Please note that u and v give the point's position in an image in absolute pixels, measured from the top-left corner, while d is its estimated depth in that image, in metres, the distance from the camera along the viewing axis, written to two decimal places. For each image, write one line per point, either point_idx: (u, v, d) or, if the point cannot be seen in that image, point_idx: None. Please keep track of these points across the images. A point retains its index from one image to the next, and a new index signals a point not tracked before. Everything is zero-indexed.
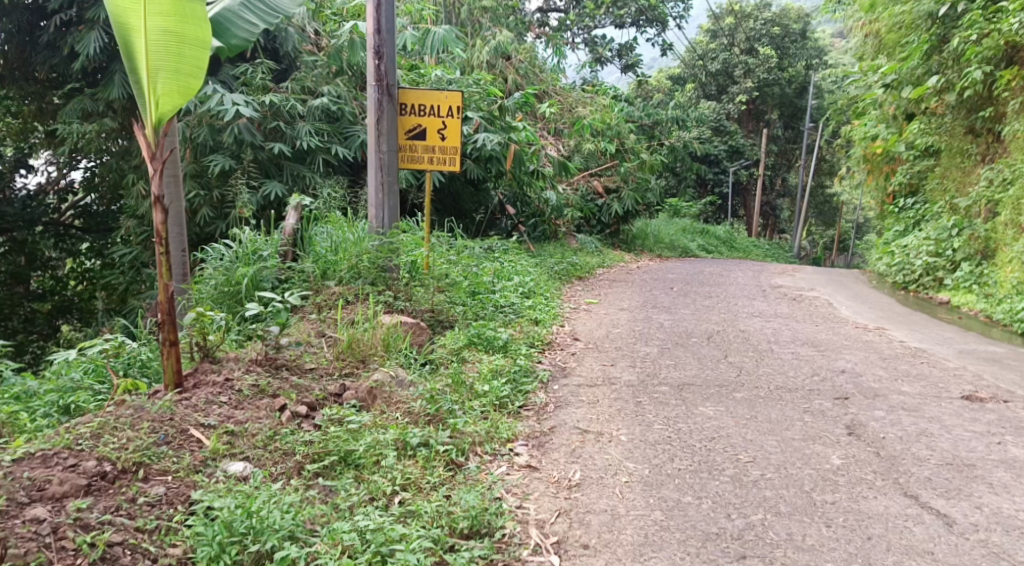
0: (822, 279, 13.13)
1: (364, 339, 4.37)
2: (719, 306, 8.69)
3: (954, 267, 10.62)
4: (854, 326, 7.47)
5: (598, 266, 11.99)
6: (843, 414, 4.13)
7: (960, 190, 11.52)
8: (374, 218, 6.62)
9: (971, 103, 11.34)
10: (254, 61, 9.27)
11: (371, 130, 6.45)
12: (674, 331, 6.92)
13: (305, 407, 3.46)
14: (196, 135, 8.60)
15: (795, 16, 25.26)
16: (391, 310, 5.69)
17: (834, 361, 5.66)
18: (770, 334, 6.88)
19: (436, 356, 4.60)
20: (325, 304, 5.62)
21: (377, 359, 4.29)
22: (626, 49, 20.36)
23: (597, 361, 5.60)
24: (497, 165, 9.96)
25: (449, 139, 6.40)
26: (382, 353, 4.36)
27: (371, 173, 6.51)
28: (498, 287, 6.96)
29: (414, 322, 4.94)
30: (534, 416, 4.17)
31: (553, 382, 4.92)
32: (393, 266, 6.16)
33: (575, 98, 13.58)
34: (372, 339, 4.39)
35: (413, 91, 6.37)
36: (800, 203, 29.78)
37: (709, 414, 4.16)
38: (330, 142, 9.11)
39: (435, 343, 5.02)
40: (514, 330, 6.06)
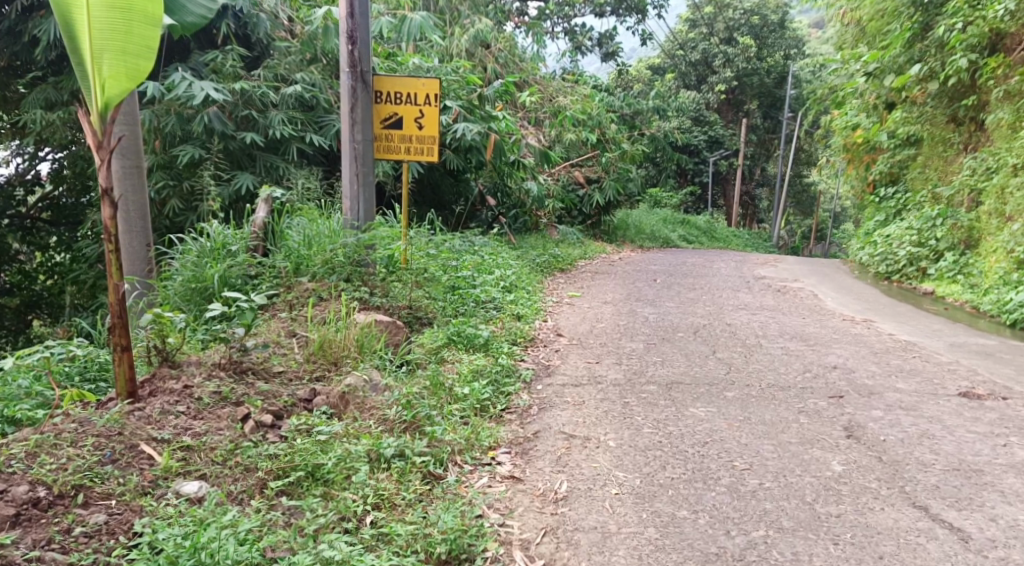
0: (804, 269, 13.03)
1: (336, 340, 4.12)
2: (704, 299, 8.53)
3: (938, 257, 10.52)
4: (841, 319, 7.33)
5: (580, 258, 11.80)
6: (840, 415, 3.96)
7: (943, 178, 11.47)
8: (349, 211, 6.36)
9: (954, 93, 11.22)
10: (225, 47, 8.89)
11: (345, 119, 6.17)
12: (659, 325, 6.73)
13: (271, 415, 3.21)
14: (164, 124, 8.23)
15: (775, 5, 25.16)
16: (367, 307, 5.45)
17: (825, 356, 5.50)
18: (757, 328, 6.71)
19: (413, 357, 4.37)
20: (295, 303, 5.35)
21: (351, 361, 4.04)
22: (606, 38, 20.30)
23: (581, 358, 5.41)
24: (477, 155, 9.71)
25: (427, 128, 6.14)
26: (355, 354, 4.10)
27: (345, 164, 6.23)
28: (478, 280, 6.73)
29: (390, 321, 4.65)
30: (516, 419, 3.96)
31: (537, 382, 4.71)
32: (369, 261, 5.91)
33: (556, 87, 13.35)
34: (346, 339, 4.14)
35: (388, 78, 6.13)
36: (779, 192, 29.79)
37: (701, 416, 3.97)
38: (303, 131, 8.81)
39: (413, 342, 4.77)
40: (495, 326, 5.83)
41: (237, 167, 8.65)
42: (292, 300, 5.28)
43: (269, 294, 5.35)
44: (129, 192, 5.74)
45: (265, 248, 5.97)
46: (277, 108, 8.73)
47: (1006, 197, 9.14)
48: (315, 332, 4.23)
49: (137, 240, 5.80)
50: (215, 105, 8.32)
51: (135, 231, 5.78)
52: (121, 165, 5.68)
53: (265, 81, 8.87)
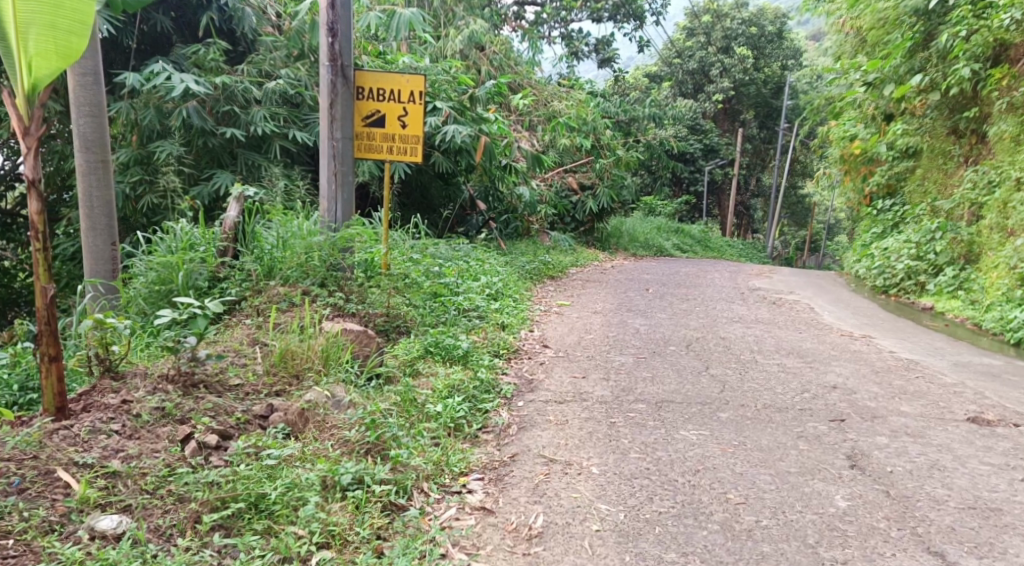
0: (799, 281, 12.83)
1: (299, 351, 3.82)
2: (697, 310, 8.26)
3: (937, 271, 10.25)
4: (839, 334, 7.06)
5: (571, 265, 11.52)
6: (842, 440, 3.68)
7: (942, 192, 11.26)
8: (326, 211, 6.05)
9: (954, 104, 11.05)
10: (208, 40, 8.64)
11: (324, 115, 5.85)
12: (650, 338, 6.44)
13: (215, 436, 2.94)
14: (142, 117, 7.90)
15: (773, 16, 24.98)
16: (340, 313, 5.17)
17: (822, 374, 5.23)
18: (752, 342, 6.44)
19: (385, 370, 4.07)
20: (261, 309, 5.04)
21: (312, 373, 3.75)
22: (603, 43, 20.02)
23: (567, 372, 5.12)
24: (467, 158, 9.39)
25: (410, 127, 5.89)
26: (319, 366, 3.81)
27: (323, 161, 5.91)
28: (462, 287, 6.43)
29: (360, 330, 4.28)
30: (492, 440, 3.65)
31: (517, 398, 4.41)
32: (345, 266, 5.64)
33: (551, 91, 13.09)
34: (310, 347, 3.84)
35: (371, 74, 5.85)
36: (774, 203, 29.60)
37: (692, 440, 3.68)
38: (287, 128, 8.53)
39: (386, 353, 4.47)
40: (476, 336, 5.53)
41: (217, 165, 8.34)
42: (261, 306, 5.00)
43: (234, 299, 5.06)
44: (92, 188, 5.43)
45: (236, 249, 5.64)
46: (260, 104, 8.41)
47: (1009, 212, 8.91)
48: (277, 341, 3.95)
49: (100, 238, 5.48)
50: (195, 100, 8.01)
51: (99, 228, 5.46)
52: (83, 160, 5.38)
53: (248, 76, 8.56)
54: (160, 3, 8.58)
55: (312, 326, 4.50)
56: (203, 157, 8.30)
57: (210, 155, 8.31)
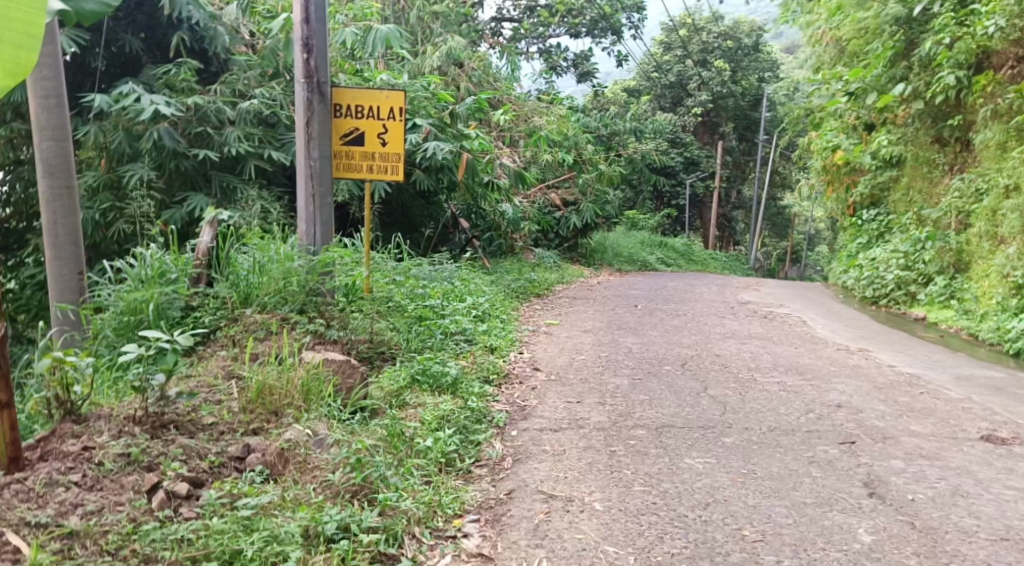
0: (787, 293, 12.73)
1: (277, 386, 3.57)
2: (689, 326, 8.10)
3: (927, 281, 10.16)
4: (835, 348, 6.91)
5: (557, 282, 11.34)
6: (857, 465, 3.49)
7: (927, 201, 11.21)
8: (304, 234, 5.80)
9: (937, 113, 11.06)
10: (180, 60, 8.43)
11: (301, 134, 5.64)
12: (644, 357, 6.25)
13: (187, 484, 2.72)
14: (112, 140, 7.71)
15: (748, 30, 25.18)
16: (321, 341, 4.94)
17: (823, 392, 5.06)
18: (747, 359, 6.27)
19: (370, 403, 3.86)
20: (236, 340, 4.79)
21: (292, 409, 3.49)
22: (582, 58, 20.02)
23: (561, 397, 4.90)
24: (449, 175, 9.22)
25: (391, 144, 5.70)
26: (300, 401, 3.56)
27: (300, 182, 5.68)
28: (448, 309, 6.22)
29: (343, 360, 4.07)
30: (487, 476, 3.43)
31: (511, 427, 4.19)
32: (327, 291, 5.41)
33: (532, 107, 12.97)
34: (289, 380, 3.59)
35: (349, 90, 5.69)
36: (756, 215, 29.69)
37: (699, 469, 3.47)
38: (263, 148, 8.30)
39: (370, 384, 4.24)
40: (465, 361, 5.30)
41: (191, 187, 8.11)
42: (237, 335, 4.77)
43: (207, 329, 4.82)
44: (57, 214, 5.17)
45: (209, 276, 5.44)
46: (233, 124, 8.22)
47: (998, 219, 8.84)
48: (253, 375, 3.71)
49: (66, 267, 5.22)
50: (166, 121, 7.80)
51: (65, 257, 5.20)
52: (48, 185, 5.13)
53: (222, 96, 8.33)
54: (129, 23, 8.46)
55: (291, 357, 4.26)
56: (177, 180, 8.08)
57: (182, 178, 8.10)
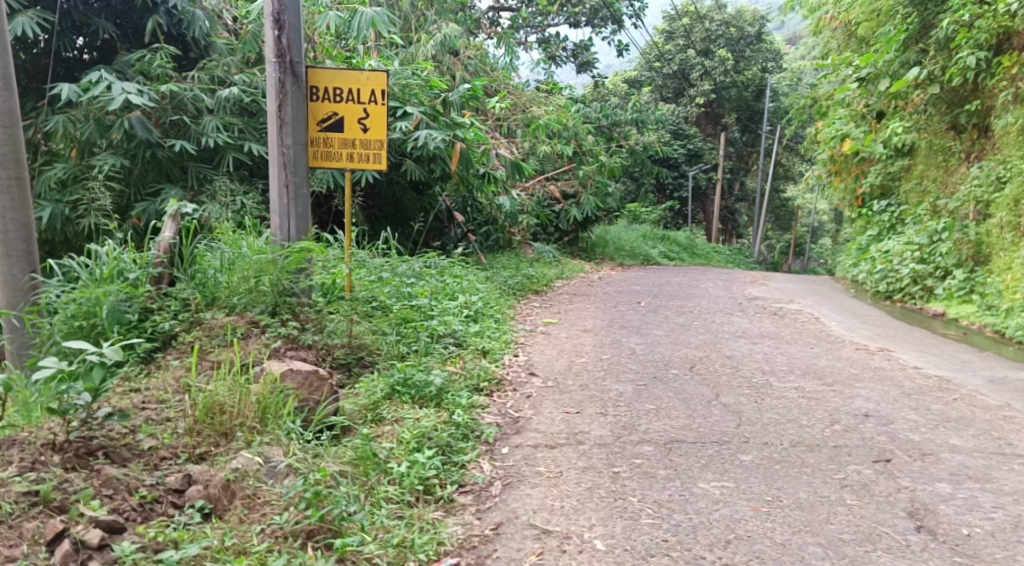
0: (795, 287, 12.27)
1: (228, 404, 3.11)
2: (696, 325, 7.64)
3: (945, 275, 9.68)
4: (853, 348, 6.44)
5: (557, 278, 10.89)
6: (897, 489, 3.05)
7: (943, 190, 10.71)
8: (279, 229, 5.31)
9: (952, 98, 10.66)
10: (155, 46, 7.94)
11: (272, 119, 5.16)
12: (648, 360, 5.80)
13: (100, 532, 2.34)
14: (83, 132, 7.25)
15: (751, 19, 24.58)
16: (294, 346, 4.52)
17: (846, 399, 4.60)
18: (760, 361, 5.81)
19: (335, 421, 3.39)
20: (198, 348, 4.32)
21: (243, 431, 3.04)
22: (582, 48, 19.52)
23: (558, 407, 4.45)
24: (441, 166, 8.74)
25: (372, 130, 5.34)
26: (255, 421, 3.10)
27: (274, 172, 5.20)
28: (436, 310, 5.77)
29: (310, 370, 3.57)
30: (472, 505, 2.98)
31: (501, 444, 3.76)
32: (306, 292, 4.96)
33: (530, 97, 12.47)
34: (243, 398, 3.12)
35: (325, 72, 5.25)
36: (759, 208, 29.21)
37: (715, 496, 3.01)
38: (243, 141, 7.82)
39: (342, 399, 3.79)
40: (453, 367, 4.85)
41: (166, 180, 7.66)
42: (196, 342, 4.32)
43: (153, 343, 4.36)
44: (5, 208, 4.70)
45: (172, 275, 4.91)
46: (212, 113, 7.76)
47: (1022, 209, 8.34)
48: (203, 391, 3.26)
49: (16, 265, 4.76)
50: (139, 110, 7.32)
51: (15, 255, 4.74)
52: None
53: (201, 84, 7.85)
54: (104, 8, 7.92)
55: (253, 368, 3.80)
56: (150, 171, 7.62)
57: (158, 170, 7.64)
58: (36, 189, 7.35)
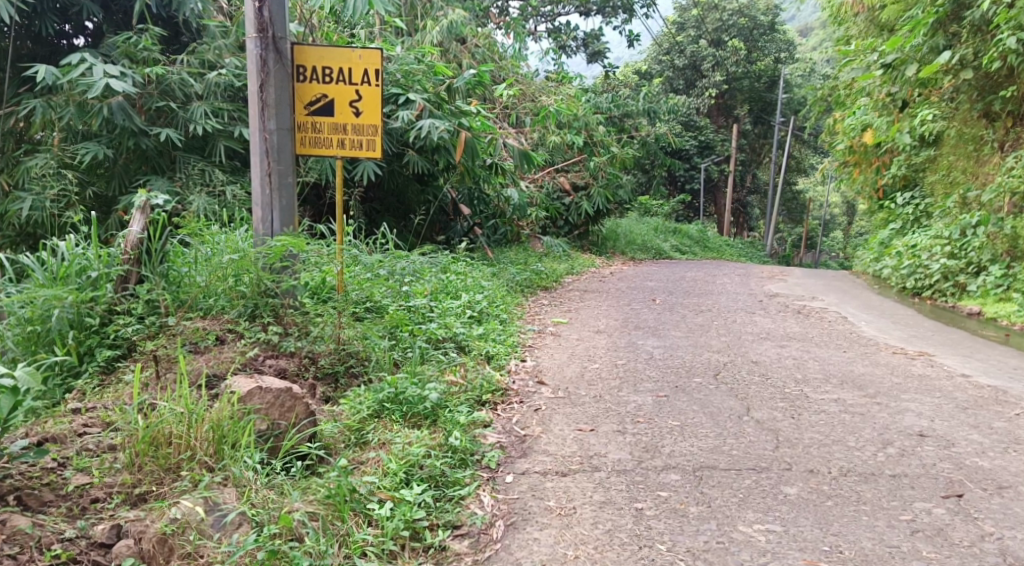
0: (815, 283, 11.73)
1: (174, 431, 2.70)
2: (717, 325, 7.12)
3: (979, 271, 9.15)
4: (891, 352, 5.93)
5: (566, 273, 10.38)
6: (980, 536, 2.63)
7: (974, 181, 10.28)
8: (260, 222, 4.78)
9: (985, 84, 9.88)
10: (141, 26, 7.42)
11: (253, 101, 4.67)
12: (668, 366, 5.29)
13: None
14: (61, 117, 6.73)
15: (765, 7, 23.92)
16: (273, 354, 4.07)
17: (895, 414, 4.08)
18: (790, 368, 5.29)
19: (307, 451, 2.90)
20: (162, 359, 3.79)
21: (191, 469, 2.64)
22: (592, 37, 18.94)
23: (570, 423, 3.95)
24: (445, 156, 8.17)
25: (365, 114, 4.78)
26: (207, 454, 2.70)
27: (254, 159, 4.69)
28: (436, 311, 5.27)
29: (282, 388, 3.04)
30: (468, 555, 2.55)
31: (506, 469, 3.29)
32: (289, 292, 4.50)
33: (539, 86, 11.93)
34: (196, 428, 2.72)
35: (313, 50, 4.72)
36: (772, 201, 28.61)
37: (760, 546, 2.59)
38: (233, 127, 7.29)
39: (321, 422, 3.28)
40: (453, 376, 4.35)
41: (153, 169, 7.15)
42: (155, 355, 3.79)
43: (116, 354, 3.89)
44: None
45: (140, 273, 4.30)
46: (201, 99, 7.20)
47: None
48: (151, 412, 2.82)
49: None
50: (121, 95, 6.79)
51: None
52: None
53: (188, 67, 7.32)
54: None
55: (216, 388, 3.28)
56: (134, 160, 7.12)
57: (145, 160, 7.14)
58: (15, 177, 6.88)
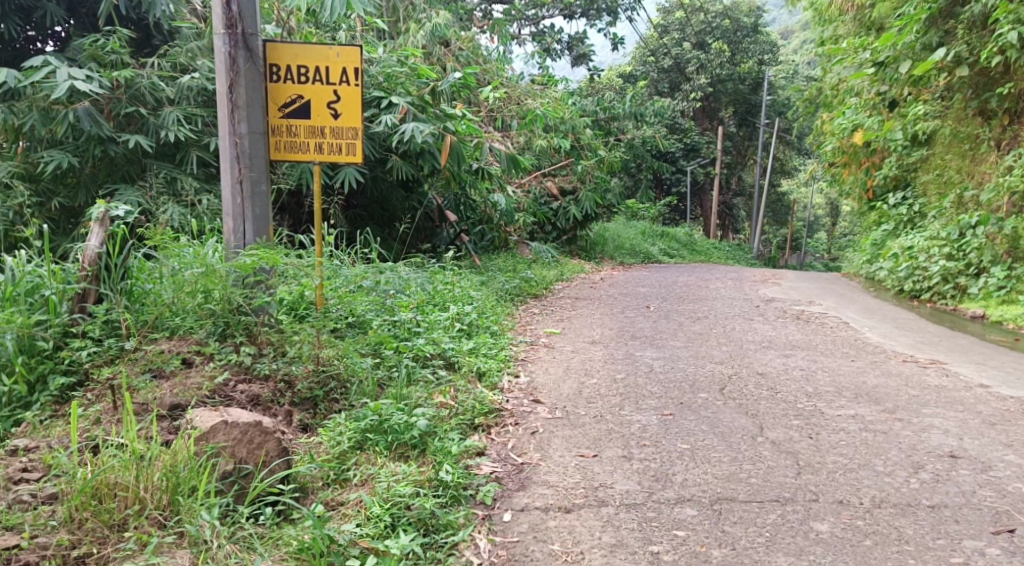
0: (810, 286, 11.48)
1: (120, 480, 2.41)
2: (716, 333, 6.84)
3: (979, 273, 8.92)
4: (901, 361, 5.65)
5: (556, 280, 10.06)
6: None
7: (971, 180, 10.02)
8: (232, 233, 4.42)
9: (980, 81, 9.62)
10: (109, 28, 7.06)
11: (222, 102, 4.30)
12: (670, 380, 4.97)
13: None
14: (25, 123, 6.32)
15: (748, 9, 23.63)
16: (244, 377, 3.73)
17: (920, 432, 3.78)
18: (799, 380, 4.99)
19: (276, 499, 2.60)
20: (120, 389, 3.46)
21: (138, 527, 2.34)
22: (577, 40, 18.72)
23: (570, 448, 3.63)
24: (430, 161, 7.83)
25: (344, 116, 4.53)
26: (159, 505, 2.40)
27: (224, 165, 4.32)
28: (422, 325, 4.93)
29: (249, 420, 2.75)
30: None
31: (503, 505, 2.97)
32: (262, 308, 4.17)
33: (524, 89, 11.60)
34: (145, 476, 2.42)
35: (287, 47, 4.41)
36: (759, 203, 28.47)
37: None
38: (207, 134, 6.91)
39: (295, 460, 2.95)
40: (442, 397, 4.02)
41: (122, 178, 6.76)
42: (104, 386, 3.46)
43: (65, 384, 3.52)
44: None
45: (99, 292, 3.91)
46: (174, 104, 6.83)
47: None
48: (95, 459, 2.53)
49: None
50: (87, 100, 6.40)
51: None
52: None
53: (159, 71, 6.95)
54: None
55: (180, 425, 2.95)
56: (102, 169, 6.74)
57: (114, 169, 6.75)
58: None
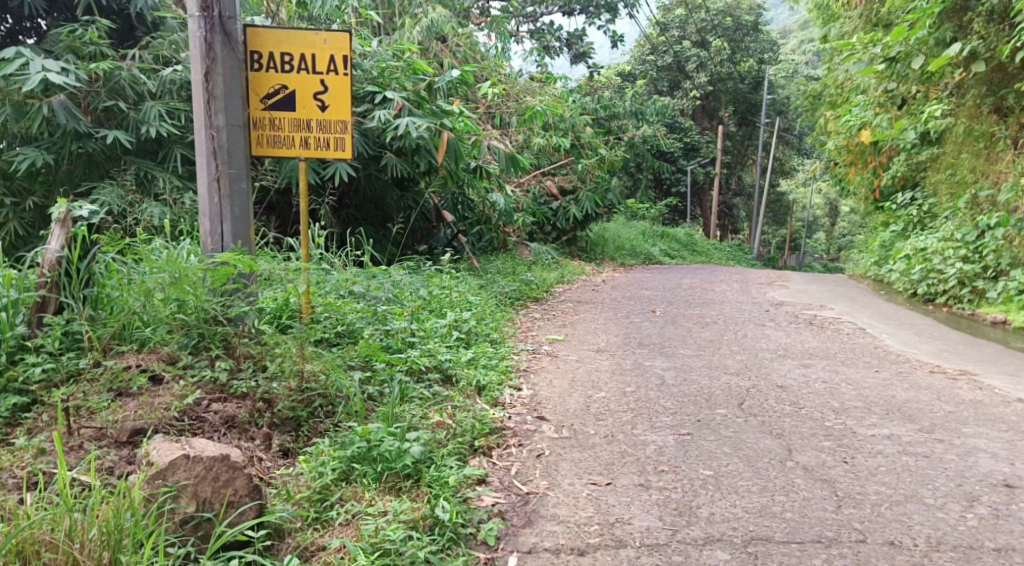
0: (818, 288, 11.13)
1: (52, 539, 2.15)
2: (727, 340, 6.48)
3: (997, 276, 8.60)
4: (928, 371, 5.29)
5: (557, 282, 9.69)
6: None
7: (986, 179, 9.35)
8: (209, 235, 4.03)
9: (995, 77, 9.00)
10: (87, 18, 6.66)
11: (197, 92, 3.91)
12: (684, 394, 4.60)
13: None
14: None
15: (749, 7, 23.38)
16: (217, 396, 3.36)
17: (966, 455, 3.43)
18: (823, 394, 4.62)
19: (243, 555, 2.33)
20: (76, 412, 3.13)
21: None
22: (576, 38, 18.39)
23: (580, 474, 3.27)
24: (427, 158, 7.44)
25: (332, 108, 4.21)
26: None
27: (201, 161, 3.94)
28: (417, 335, 4.57)
29: (213, 459, 2.46)
30: None
31: (508, 545, 2.64)
32: (241, 318, 3.80)
33: (523, 86, 11.21)
34: (79, 533, 2.16)
35: (269, 33, 4.05)
36: (758, 204, 28.16)
37: None
38: (191, 130, 6.51)
39: (267, 502, 2.64)
40: (439, 415, 3.66)
41: (100, 175, 6.38)
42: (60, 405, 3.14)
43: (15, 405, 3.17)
44: None
45: (60, 300, 3.56)
46: (156, 99, 6.43)
47: None
48: (22, 512, 2.25)
49: None
50: (63, 93, 5.99)
51: None
52: None
53: (140, 63, 6.55)
54: None
55: (136, 462, 2.62)
56: (79, 166, 6.35)
57: (91, 166, 6.38)
58: None
